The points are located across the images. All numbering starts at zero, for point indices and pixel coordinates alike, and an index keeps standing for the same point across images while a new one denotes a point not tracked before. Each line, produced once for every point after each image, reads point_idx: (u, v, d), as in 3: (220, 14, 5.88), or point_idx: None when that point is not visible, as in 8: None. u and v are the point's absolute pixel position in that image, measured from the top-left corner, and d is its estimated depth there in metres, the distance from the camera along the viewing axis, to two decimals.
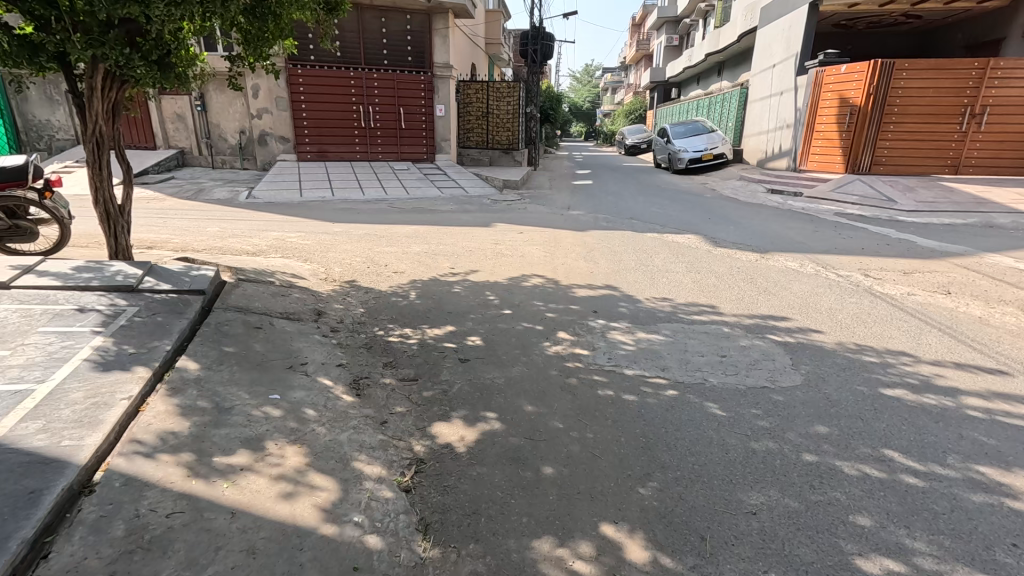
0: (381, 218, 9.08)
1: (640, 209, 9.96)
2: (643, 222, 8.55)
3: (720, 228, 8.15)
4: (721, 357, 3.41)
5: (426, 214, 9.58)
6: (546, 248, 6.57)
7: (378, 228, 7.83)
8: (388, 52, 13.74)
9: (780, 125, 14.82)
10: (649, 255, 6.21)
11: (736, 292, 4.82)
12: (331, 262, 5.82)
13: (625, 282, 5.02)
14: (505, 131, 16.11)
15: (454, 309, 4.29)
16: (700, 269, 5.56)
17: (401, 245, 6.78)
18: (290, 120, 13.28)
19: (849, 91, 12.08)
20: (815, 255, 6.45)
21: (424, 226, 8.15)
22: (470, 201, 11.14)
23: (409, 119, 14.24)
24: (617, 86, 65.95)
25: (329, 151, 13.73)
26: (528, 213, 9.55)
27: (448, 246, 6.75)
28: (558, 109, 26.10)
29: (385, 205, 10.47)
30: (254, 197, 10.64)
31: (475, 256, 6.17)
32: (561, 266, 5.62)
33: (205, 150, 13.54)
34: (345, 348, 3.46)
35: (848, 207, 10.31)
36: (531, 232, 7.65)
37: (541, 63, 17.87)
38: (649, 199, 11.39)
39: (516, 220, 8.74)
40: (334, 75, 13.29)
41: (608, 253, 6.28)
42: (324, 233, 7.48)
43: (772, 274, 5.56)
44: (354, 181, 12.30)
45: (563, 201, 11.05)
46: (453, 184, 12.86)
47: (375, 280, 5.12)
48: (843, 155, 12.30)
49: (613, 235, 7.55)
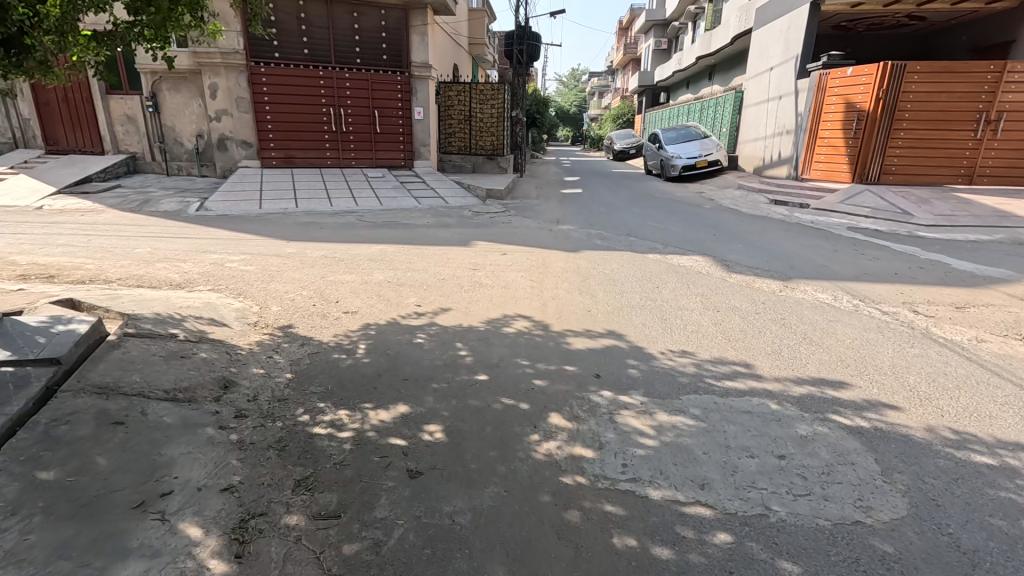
0: (347, 235, 8.01)
1: (637, 223, 9.01)
2: (642, 239, 7.60)
3: (729, 247, 7.22)
4: (779, 460, 2.43)
5: (398, 229, 8.54)
6: (533, 276, 5.58)
7: (339, 248, 6.78)
8: (362, 49, 12.66)
9: (779, 131, 14.01)
10: (654, 285, 5.26)
11: (769, 341, 3.86)
12: (270, 297, 4.76)
13: (632, 327, 4.04)
14: (489, 135, 15.13)
15: (412, 374, 3.25)
16: (719, 307, 4.61)
17: (362, 271, 5.74)
18: (253, 123, 12.14)
19: (856, 96, 11.29)
20: (846, 284, 5.54)
21: (394, 245, 7.10)
22: (449, 214, 10.10)
23: (385, 122, 13.20)
24: (604, 91, 65.40)
25: (296, 157, 12.63)
26: (513, 228, 8.56)
27: (417, 273, 5.73)
28: (545, 112, 25.20)
29: (355, 218, 9.41)
30: (207, 209, 9.52)
31: (448, 288, 5.15)
32: (551, 303, 4.61)
33: (158, 155, 12.36)
34: (243, 453, 2.40)
35: (861, 220, 9.48)
36: (516, 253, 6.65)
37: (527, 64, 16.93)
38: (646, 211, 10.47)
39: (500, 238, 7.72)
40: (301, 74, 12.20)
41: (606, 282, 5.31)
42: (275, 255, 6.40)
43: (804, 311, 4.63)
44: (322, 190, 11.22)
45: (552, 213, 10.07)
46: (431, 193, 11.84)
47: (317, 325, 4.07)
48: (850, 163, 11.50)
49: (610, 257, 6.60)
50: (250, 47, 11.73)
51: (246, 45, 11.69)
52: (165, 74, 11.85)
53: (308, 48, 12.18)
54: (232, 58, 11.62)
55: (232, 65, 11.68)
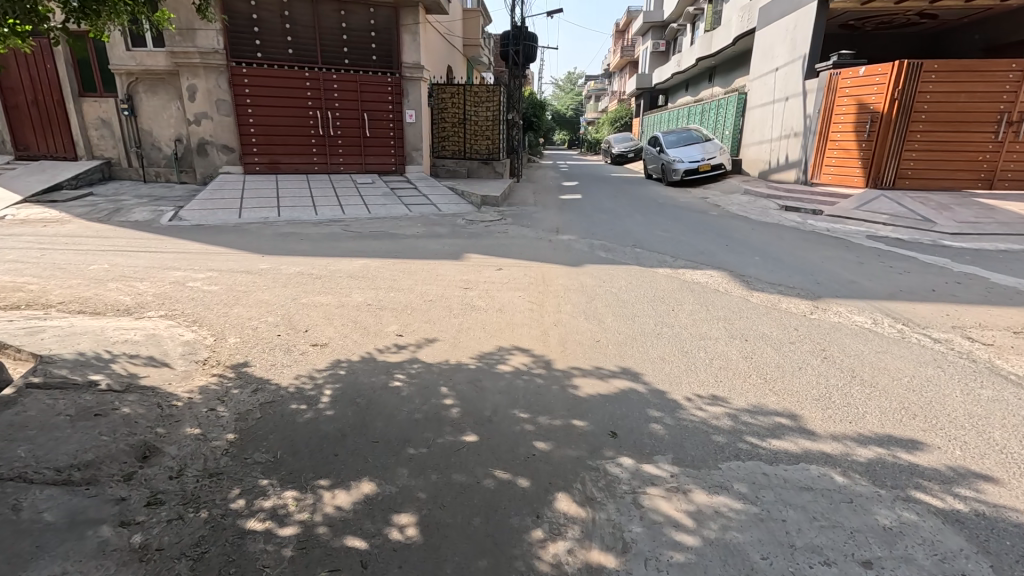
0: (329, 247, 7.40)
1: (642, 232, 8.44)
2: (649, 251, 7.01)
3: (744, 259, 6.64)
4: (864, 570, 1.82)
5: (385, 239, 7.92)
6: (532, 295, 4.99)
7: (318, 263, 6.17)
8: (350, 49, 12.07)
9: (786, 133, 13.47)
10: (667, 306, 4.67)
11: (812, 381, 3.25)
12: (228, 325, 4.14)
13: (650, 364, 3.44)
14: (484, 138, 14.56)
15: (384, 434, 2.62)
16: (746, 336, 4.01)
17: (339, 291, 5.13)
18: (235, 126, 11.52)
19: (870, 97, 10.74)
20: (881, 303, 4.96)
21: (378, 259, 6.48)
22: (442, 223, 9.49)
23: (375, 126, 12.60)
24: (601, 94, 64.99)
25: (281, 162, 11.99)
26: (509, 238, 7.97)
27: (402, 292, 5.12)
28: (542, 116, 24.68)
29: (340, 227, 8.80)
30: (181, 219, 8.90)
31: (436, 311, 4.54)
32: (554, 332, 4.00)
33: (135, 161, 11.73)
34: (143, 567, 1.77)
35: (879, 228, 8.91)
36: (513, 268, 6.05)
37: (523, 66, 16.39)
38: (650, 218, 9.89)
39: (494, 250, 7.12)
40: (286, 75, 11.60)
41: (615, 304, 4.72)
42: (244, 272, 5.78)
43: (843, 338, 4.04)
44: (307, 198, 10.61)
45: (550, 221, 9.48)
46: (423, 200, 11.24)
47: (277, 363, 3.45)
48: (863, 167, 10.95)
49: (615, 272, 6.02)
50: (230, 46, 11.13)
51: (227, 45, 11.09)
52: (141, 75, 11.24)
53: (293, 47, 11.58)
54: (212, 58, 11.01)
55: (211, 66, 11.07)
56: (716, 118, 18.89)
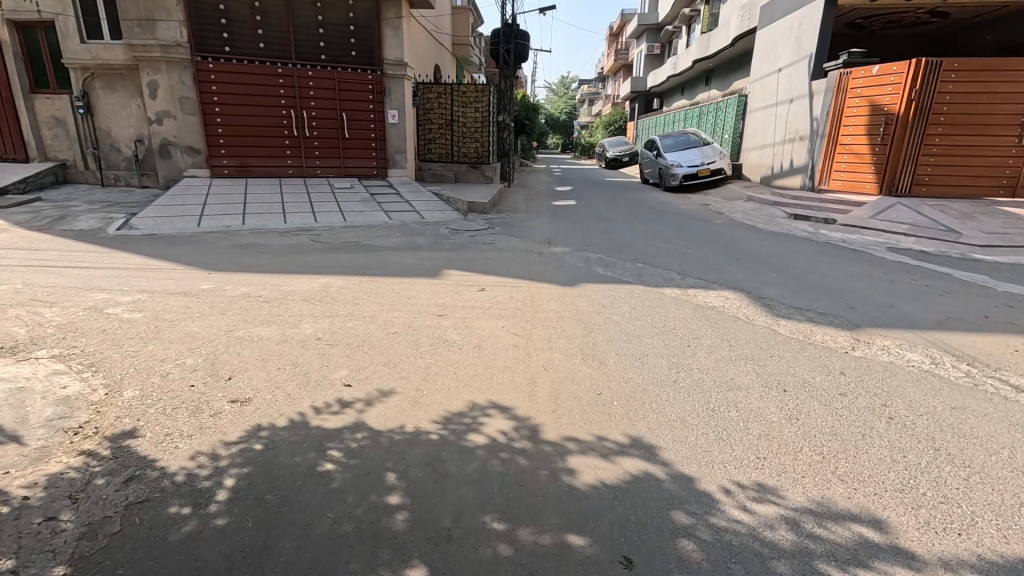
0: (290, 261, 6.51)
1: (643, 243, 7.63)
2: (652, 267, 6.19)
3: (760, 276, 5.85)
4: None
5: (355, 252, 7.06)
6: (517, 325, 4.15)
7: (271, 284, 5.31)
8: (327, 45, 11.24)
9: (792, 137, 12.76)
10: (681, 341, 3.87)
11: (887, 458, 2.44)
12: (132, 371, 3.27)
13: (668, 434, 2.61)
14: (473, 141, 13.76)
15: (288, 568, 1.77)
16: (782, 385, 3.20)
17: (286, 320, 4.27)
18: (201, 126, 10.64)
19: (884, 97, 10.04)
20: (932, 334, 4.17)
21: (343, 277, 5.62)
22: (423, 232, 8.64)
23: (354, 127, 11.76)
24: (594, 98, 64.41)
25: (251, 165, 11.11)
26: (496, 251, 7.13)
27: (361, 321, 4.26)
28: (535, 119, 23.91)
29: (308, 238, 7.93)
30: (131, 228, 8.00)
31: (399, 349, 3.69)
32: (542, 380, 3.18)
33: (92, 163, 10.80)
34: None
35: (901, 239, 8.17)
36: (497, 289, 5.20)
37: (514, 65, 15.62)
38: (651, 227, 9.11)
39: (477, 265, 6.28)
40: (256, 71, 10.75)
41: (618, 337, 3.91)
42: (179, 294, 4.90)
43: (903, 386, 3.23)
44: (277, 204, 9.75)
45: (542, 231, 8.67)
46: (405, 207, 10.41)
47: (173, 434, 2.58)
48: (877, 172, 10.25)
49: (614, 293, 5.21)
50: (195, 40, 10.27)
51: (190, 38, 10.22)
52: (98, 71, 10.33)
53: (264, 41, 10.72)
54: (173, 52, 10.11)
55: (174, 61, 10.19)
56: (715, 121, 18.20)
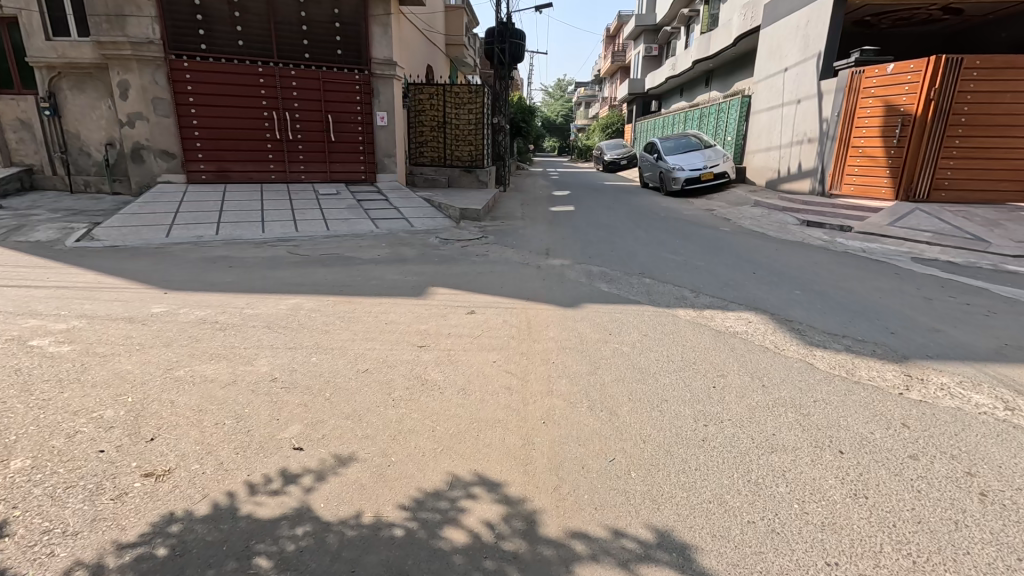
0: (260, 276, 5.87)
1: (649, 255, 7.04)
2: (663, 283, 5.60)
3: (781, 294, 5.27)
4: None
5: (334, 265, 6.44)
6: (510, 360, 3.54)
7: (232, 307, 4.67)
8: (311, 43, 10.64)
9: (799, 139, 12.22)
10: (704, 381, 3.27)
11: (998, 564, 1.84)
12: (31, 429, 2.63)
13: (707, 528, 2.00)
14: (466, 144, 13.18)
15: None
16: (837, 443, 2.60)
17: (238, 354, 3.64)
18: (176, 128, 10.00)
19: (899, 97, 9.51)
20: (994, 367, 3.57)
21: (315, 297, 4.99)
22: (411, 242, 8.02)
23: (340, 130, 11.16)
24: (591, 101, 63.99)
25: (231, 169, 10.48)
26: (489, 264, 6.51)
27: (327, 355, 3.64)
28: (532, 122, 23.36)
29: (286, 249, 7.30)
30: (93, 239, 7.36)
31: (367, 394, 3.07)
32: (541, 441, 2.57)
33: (60, 168, 10.15)
34: None
35: (925, 249, 7.60)
36: (488, 312, 4.58)
37: (509, 65, 15.04)
38: (655, 236, 8.53)
39: (468, 280, 5.65)
40: (235, 70, 10.14)
41: (631, 376, 3.31)
42: (123, 320, 4.26)
43: (985, 443, 2.63)
44: (256, 212, 9.13)
45: (540, 240, 8.06)
46: (393, 214, 9.79)
47: (52, 531, 1.95)
48: (893, 176, 9.71)
49: (622, 314, 4.60)
50: (169, 37, 9.65)
51: (163, 35, 9.60)
52: (65, 70, 9.71)
53: (243, 38, 10.10)
54: (145, 49, 9.49)
55: (145, 59, 9.56)
56: (716, 124, 17.68)
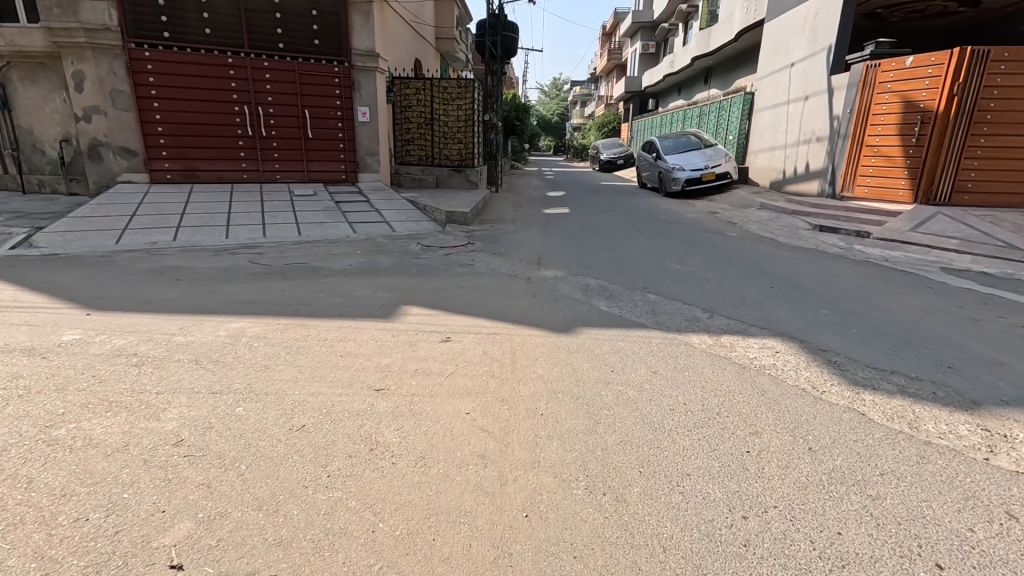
0: (207, 291, 5.10)
1: (652, 265, 6.35)
2: (670, 300, 4.89)
3: (807, 314, 4.58)
4: None
5: (297, 277, 5.67)
6: (487, 412, 2.80)
7: (159, 333, 3.90)
8: (286, 31, 9.86)
9: (807, 138, 11.55)
10: (735, 444, 2.54)
11: None
12: None
13: None
14: (455, 142, 12.47)
15: None
16: (933, 551, 1.88)
17: (143, 404, 2.86)
18: (137, 124, 9.22)
19: (919, 92, 8.87)
20: None
21: (263, 320, 4.23)
22: (388, 249, 7.27)
23: (318, 126, 10.40)
24: (586, 100, 63.24)
25: (199, 168, 9.71)
26: (473, 277, 5.77)
27: (255, 404, 2.88)
28: (526, 120, 22.60)
29: (247, 258, 6.54)
30: (31, 246, 6.58)
31: (294, 468, 2.32)
32: (521, 553, 1.84)
33: (12, 167, 9.31)
34: None
35: (953, 257, 6.93)
36: (465, 340, 3.84)
37: (501, 59, 14.28)
38: (658, 242, 7.83)
39: (446, 297, 4.91)
40: (203, 61, 9.37)
41: (640, 436, 2.58)
42: (19, 353, 3.49)
43: None
44: (221, 215, 8.36)
45: (531, 248, 7.33)
46: (373, 217, 9.03)
47: None
48: (911, 178, 9.08)
49: (625, 341, 3.87)
50: (128, 24, 8.87)
51: (122, 21, 8.82)
52: (15, 59, 8.89)
53: (210, 27, 9.32)
54: (100, 37, 8.69)
55: (102, 48, 8.77)
56: (717, 122, 17.00)
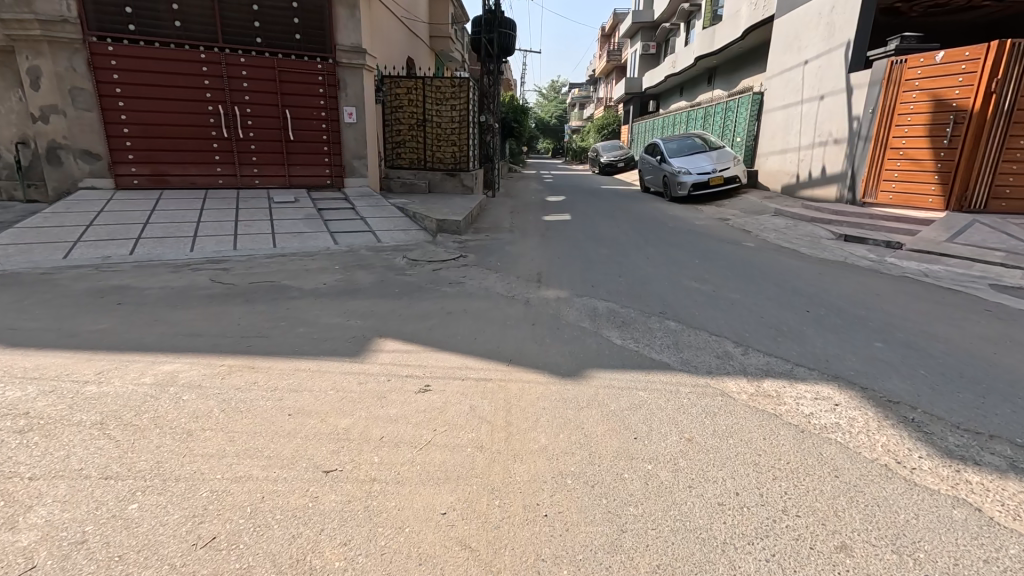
0: (150, 318, 4.34)
1: (666, 283, 5.63)
2: (693, 330, 4.16)
3: (858, 348, 3.85)
4: None
5: (260, 300, 4.92)
6: (472, 512, 2.06)
7: (68, 381, 3.13)
8: (264, 26, 9.13)
9: (823, 140, 10.84)
10: (821, 569, 1.80)
11: None
12: None
13: None
14: (449, 145, 11.74)
15: None
16: None
17: (1, 500, 2.09)
18: (100, 125, 8.47)
19: (951, 90, 8.20)
20: None
21: (203, 361, 3.47)
22: (370, 264, 6.52)
23: (300, 127, 9.67)
24: (584, 101, 62.58)
25: (169, 173, 8.96)
26: (463, 299, 5.02)
27: (155, 500, 2.11)
28: (524, 122, 21.86)
29: (209, 276, 5.78)
30: None
31: None
32: None
33: None
34: None
35: (1003, 272, 6.22)
36: (448, 390, 3.08)
37: (497, 58, 13.57)
38: (670, 255, 7.09)
39: (429, 327, 4.16)
40: (173, 56, 8.63)
41: (685, 559, 1.83)
42: None
43: None
44: (189, 224, 7.61)
45: (529, 262, 6.58)
46: (357, 226, 8.28)
47: None
48: (942, 183, 8.39)
49: (647, 390, 3.12)
50: (89, 15, 8.12)
51: (82, 12, 8.07)
52: None
53: (180, 19, 8.58)
54: (57, 29, 7.94)
55: (60, 42, 8.02)
56: (724, 124, 16.26)
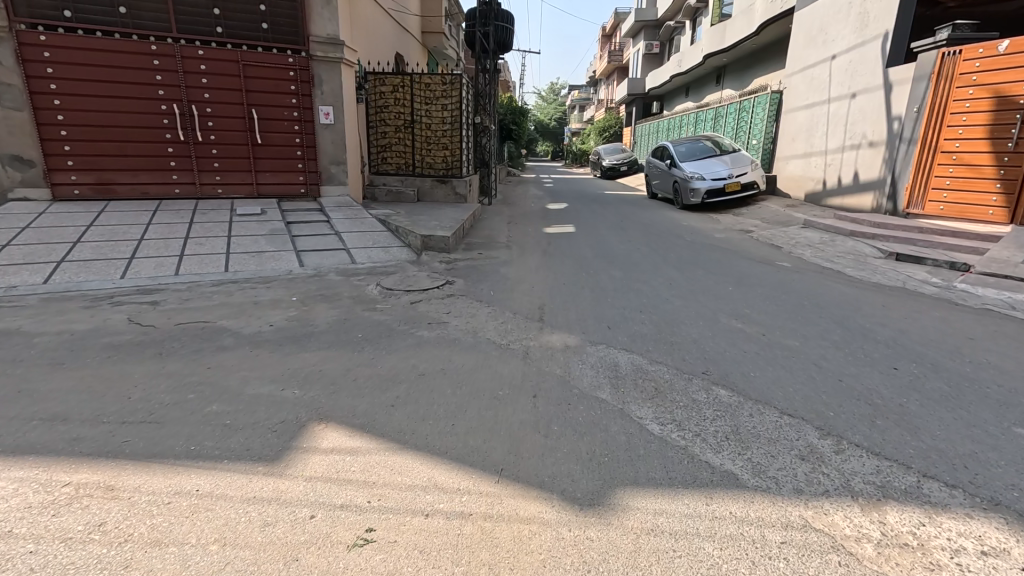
0: (12, 387, 3.19)
1: (702, 322, 4.48)
2: (756, 407, 3.00)
3: (1001, 439, 2.69)
4: None
5: (178, 353, 3.77)
6: None
7: None
8: (225, 13, 8.01)
9: (856, 143, 9.71)
10: None
11: None
12: None
13: None
14: (440, 149, 10.62)
15: None
16: None
17: None
18: (33, 127, 7.34)
19: (1017, 85, 7.14)
20: None
21: (39, 477, 2.31)
22: (336, 294, 5.37)
23: (269, 129, 8.54)
24: (584, 103, 61.43)
25: (116, 182, 7.81)
26: (440, 351, 3.86)
27: None
28: (522, 123, 20.69)
29: (130, 313, 4.64)
30: None
31: None
32: None
33: None
34: None
35: None
36: (402, 545, 1.93)
37: (493, 54, 12.44)
38: (696, 280, 5.95)
39: (388, 404, 3.00)
40: (117, 48, 7.50)
41: None
42: None
43: None
44: (129, 242, 6.48)
45: (528, 291, 5.43)
46: (329, 244, 7.16)
47: None
48: (1006, 193, 7.36)
49: (710, 540, 1.98)
50: None
51: None
52: None
53: (126, 5, 7.46)
54: None
55: None
56: (737, 125, 15.13)
